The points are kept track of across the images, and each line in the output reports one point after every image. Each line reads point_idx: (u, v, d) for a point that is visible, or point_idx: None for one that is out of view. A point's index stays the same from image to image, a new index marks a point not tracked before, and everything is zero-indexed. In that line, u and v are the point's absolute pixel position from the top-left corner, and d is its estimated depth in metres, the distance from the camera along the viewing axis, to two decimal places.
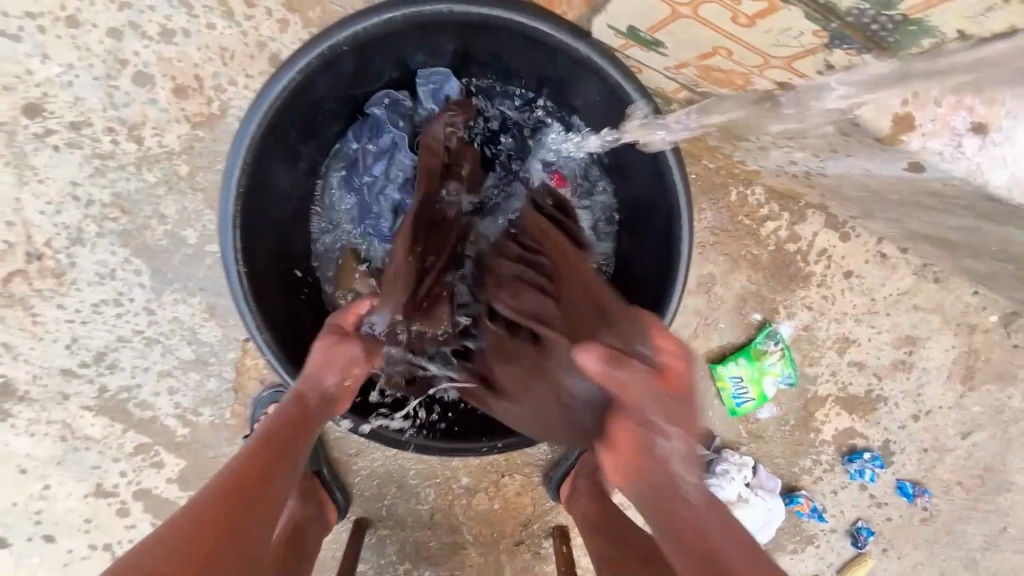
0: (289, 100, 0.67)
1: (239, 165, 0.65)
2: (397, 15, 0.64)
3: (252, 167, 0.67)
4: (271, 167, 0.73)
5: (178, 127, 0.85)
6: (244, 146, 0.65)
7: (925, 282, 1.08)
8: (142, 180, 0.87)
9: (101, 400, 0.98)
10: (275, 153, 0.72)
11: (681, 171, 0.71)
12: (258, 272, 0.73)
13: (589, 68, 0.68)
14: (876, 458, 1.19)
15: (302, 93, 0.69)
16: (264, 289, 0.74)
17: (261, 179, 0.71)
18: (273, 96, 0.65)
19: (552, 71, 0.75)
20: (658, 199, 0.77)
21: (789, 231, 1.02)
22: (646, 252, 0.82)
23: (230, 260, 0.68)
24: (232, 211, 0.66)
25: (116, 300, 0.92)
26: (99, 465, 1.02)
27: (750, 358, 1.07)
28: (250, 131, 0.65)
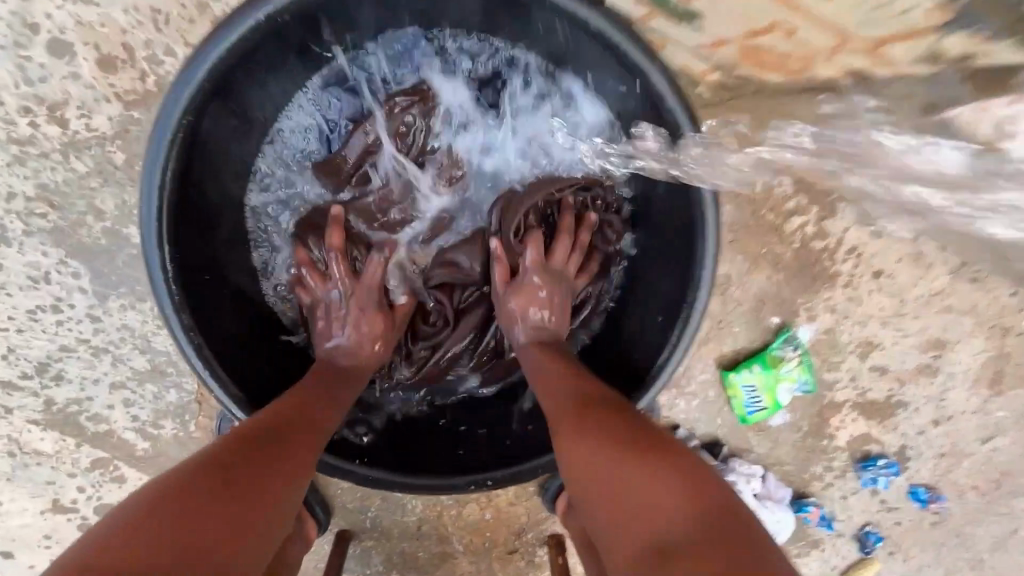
0: (223, 77, 0.61)
1: (162, 150, 0.59)
2: None
3: (180, 153, 0.61)
4: (206, 155, 0.66)
5: (108, 107, 0.71)
6: (167, 130, 0.59)
7: (961, 282, 0.97)
8: (71, 171, 0.74)
9: (49, 413, 0.89)
10: (209, 140, 0.66)
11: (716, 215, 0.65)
12: (190, 269, 0.67)
13: (597, 40, 0.62)
14: (892, 465, 1.12)
15: (240, 67, 0.63)
16: (202, 293, 0.68)
17: (194, 168, 0.65)
18: (199, 76, 0.58)
19: (545, 29, 0.68)
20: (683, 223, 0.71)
21: (816, 227, 0.90)
22: (660, 259, 0.77)
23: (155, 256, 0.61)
24: (156, 200, 0.60)
25: (54, 306, 0.81)
26: (53, 480, 0.93)
27: (766, 365, 0.97)
28: (172, 115, 0.59)
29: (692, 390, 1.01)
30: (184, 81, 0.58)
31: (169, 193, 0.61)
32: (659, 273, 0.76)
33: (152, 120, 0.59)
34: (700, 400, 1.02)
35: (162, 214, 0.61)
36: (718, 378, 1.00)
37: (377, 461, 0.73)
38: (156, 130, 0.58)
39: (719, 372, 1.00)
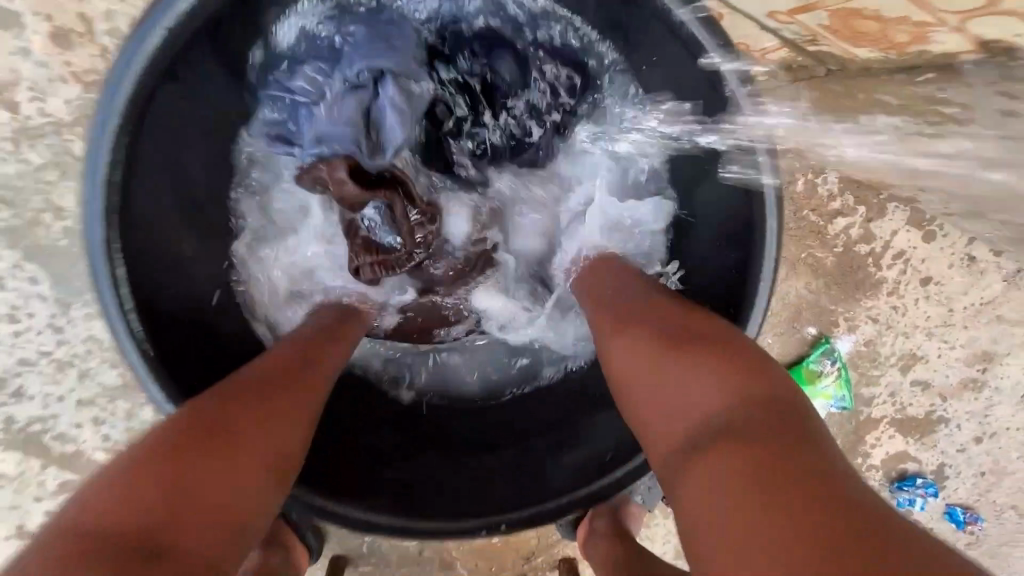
0: (190, 34, 0.54)
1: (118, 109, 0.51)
2: None
3: (129, 135, 0.53)
4: (162, 139, 0.58)
5: (65, 88, 0.62)
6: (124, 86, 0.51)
7: (1015, 289, 0.89)
8: (24, 162, 0.65)
9: (10, 432, 0.80)
10: (167, 128, 0.58)
11: (777, 197, 0.56)
12: (143, 255, 0.58)
13: None
14: (930, 485, 1.04)
15: (208, 25, 0.56)
16: (154, 300, 0.60)
17: (153, 138, 0.57)
18: (150, 40, 0.51)
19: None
20: (732, 217, 0.63)
21: (862, 230, 0.82)
22: (718, 260, 0.65)
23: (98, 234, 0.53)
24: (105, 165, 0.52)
25: (10, 314, 0.72)
26: (17, 505, 0.85)
27: (801, 380, 0.89)
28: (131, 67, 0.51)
29: None
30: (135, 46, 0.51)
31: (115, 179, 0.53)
32: (713, 277, 0.66)
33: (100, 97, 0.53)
34: None
35: (105, 204, 0.53)
36: None
37: (373, 496, 0.64)
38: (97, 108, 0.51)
39: None
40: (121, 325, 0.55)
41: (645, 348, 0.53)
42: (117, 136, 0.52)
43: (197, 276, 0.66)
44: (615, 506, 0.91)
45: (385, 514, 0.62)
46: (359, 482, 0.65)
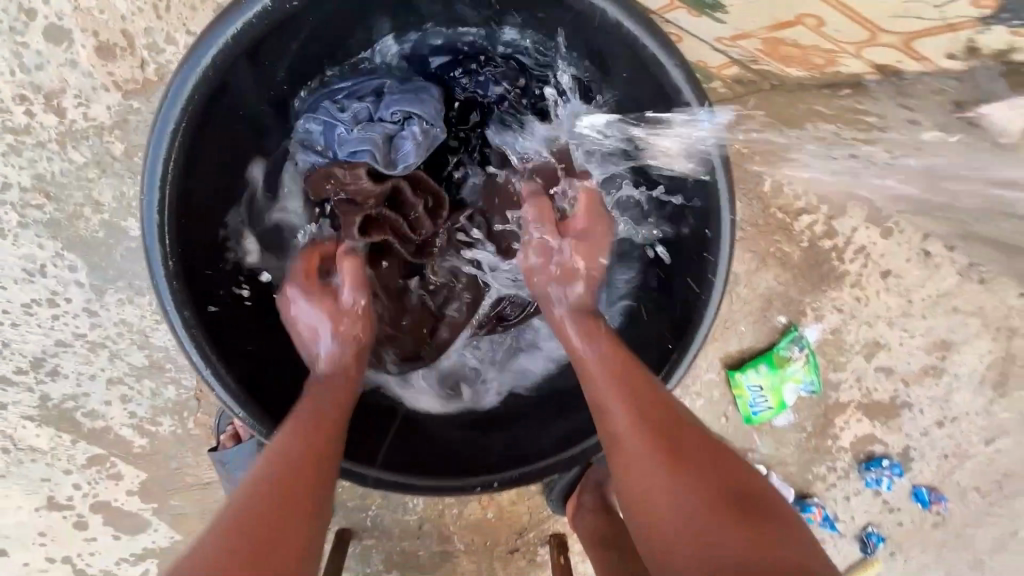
0: (239, 58, 0.60)
1: (174, 124, 0.58)
2: None
3: (185, 134, 0.59)
4: (213, 140, 0.64)
5: (107, 96, 0.70)
6: (179, 103, 0.57)
7: (968, 282, 0.97)
8: (68, 161, 0.72)
9: (45, 409, 0.87)
10: (216, 130, 0.64)
11: (728, 186, 0.65)
12: (191, 250, 0.65)
13: (609, 31, 0.63)
14: (896, 466, 1.12)
15: (255, 50, 0.61)
16: (199, 278, 0.66)
17: (202, 147, 0.63)
18: (206, 58, 0.57)
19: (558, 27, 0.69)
20: (698, 208, 0.72)
21: (825, 226, 0.90)
22: (692, 233, 0.73)
23: (154, 231, 0.60)
24: (161, 170, 0.58)
25: (50, 300, 0.80)
26: (48, 478, 0.92)
27: (772, 365, 0.97)
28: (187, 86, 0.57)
29: (699, 389, 1.00)
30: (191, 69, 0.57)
31: (175, 176, 0.60)
32: (689, 258, 0.75)
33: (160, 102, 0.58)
34: (705, 400, 1.01)
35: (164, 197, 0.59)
36: (724, 379, 0.99)
37: (380, 459, 0.72)
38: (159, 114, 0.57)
39: (724, 372, 0.99)
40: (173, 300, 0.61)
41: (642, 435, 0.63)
42: (172, 146, 0.58)
43: (233, 259, 0.73)
44: (601, 480, 0.98)
45: (391, 475, 0.70)
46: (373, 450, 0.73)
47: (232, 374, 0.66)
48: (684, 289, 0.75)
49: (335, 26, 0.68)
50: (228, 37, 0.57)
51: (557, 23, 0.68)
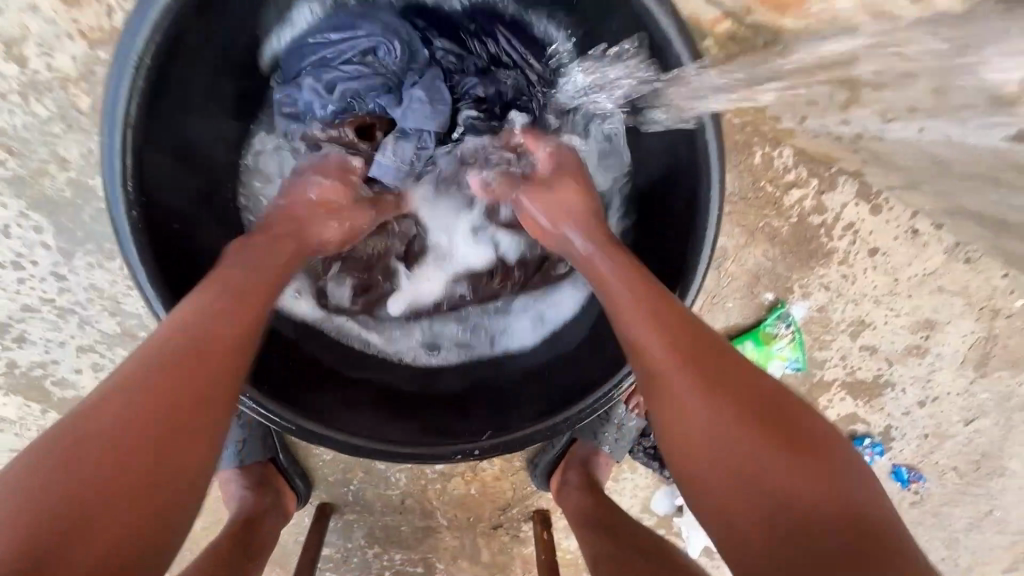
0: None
1: (136, 59, 0.55)
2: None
3: (148, 61, 0.56)
4: (178, 73, 0.62)
5: (72, 45, 0.66)
6: (141, 38, 0.55)
7: (955, 262, 0.97)
8: (31, 115, 0.69)
9: (12, 377, 0.84)
10: (183, 63, 0.62)
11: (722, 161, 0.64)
12: (153, 202, 0.63)
13: None
14: (876, 445, 1.13)
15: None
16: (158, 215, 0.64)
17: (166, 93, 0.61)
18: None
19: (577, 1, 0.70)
20: (683, 181, 0.70)
21: (815, 201, 0.88)
22: (678, 206, 0.72)
23: (115, 178, 0.58)
24: (122, 107, 0.56)
25: (15, 262, 0.76)
26: (18, 448, 0.89)
27: (758, 342, 0.97)
28: (147, 22, 0.55)
29: None
30: (145, 6, 0.55)
31: (140, 105, 0.57)
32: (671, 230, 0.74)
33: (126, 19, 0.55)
34: None
35: (128, 131, 0.57)
36: None
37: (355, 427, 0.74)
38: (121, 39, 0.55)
39: None
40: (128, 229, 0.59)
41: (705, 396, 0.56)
42: (138, 81, 0.56)
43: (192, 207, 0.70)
44: (587, 457, 0.98)
45: (365, 439, 0.72)
46: (353, 416, 0.75)
47: None
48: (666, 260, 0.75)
49: None
50: None
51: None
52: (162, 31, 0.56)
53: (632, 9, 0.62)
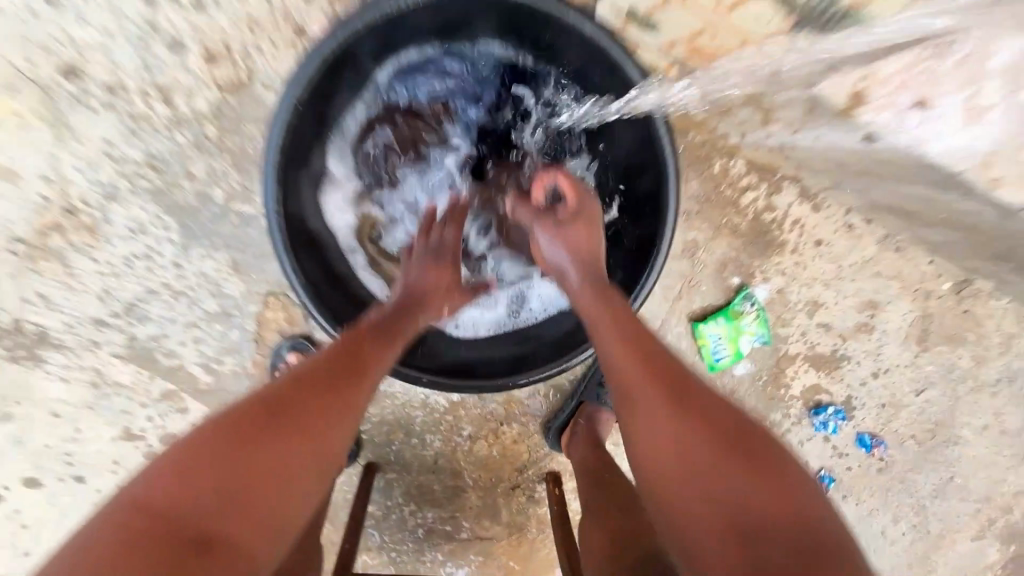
0: (339, 50, 0.72)
1: (293, 98, 0.72)
2: (402, 8, 0.70)
3: (318, 76, 0.73)
4: (322, 100, 0.78)
5: (208, 92, 0.91)
6: (296, 88, 0.71)
7: (887, 251, 1.19)
8: (173, 141, 0.93)
9: (131, 348, 1.06)
10: (325, 93, 0.78)
11: (674, 161, 0.75)
12: (291, 205, 0.80)
13: (594, 46, 0.72)
14: (839, 412, 1.32)
15: (350, 48, 0.73)
16: (253, 199, 0.98)
17: (304, 122, 0.77)
18: (324, 46, 0.70)
19: (589, 57, 0.76)
20: (644, 186, 0.84)
21: (766, 201, 1.11)
22: (642, 200, 0.86)
23: (271, 188, 0.75)
24: (279, 132, 0.73)
25: (146, 254, 0.99)
26: (128, 410, 1.09)
27: (728, 318, 1.17)
28: (306, 71, 0.71)
29: (669, 341, 1.21)
30: (313, 48, 0.70)
31: (284, 135, 0.74)
32: (637, 222, 0.88)
33: (311, 45, 0.70)
34: (676, 349, 1.21)
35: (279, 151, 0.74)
36: (690, 330, 1.20)
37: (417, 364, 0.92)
38: (289, 79, 0.70)
39: (690, 324, 1.19)
40: (279, 211, 0.76)
41: (684, 413, 0.66)
42: (294, 109, 0.73)
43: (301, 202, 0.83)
44: (593, 414, 1.17)
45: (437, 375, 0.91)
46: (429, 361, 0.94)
47: (305, 282, 0.80)
48: (636, 247, 0.87)
49: (378, 56, 0.80)
50: (345, 33, 0.70)
51: (579, 46, 0.75)
52: (314, 71, 0.71)
53: (599, 53, 0.73)
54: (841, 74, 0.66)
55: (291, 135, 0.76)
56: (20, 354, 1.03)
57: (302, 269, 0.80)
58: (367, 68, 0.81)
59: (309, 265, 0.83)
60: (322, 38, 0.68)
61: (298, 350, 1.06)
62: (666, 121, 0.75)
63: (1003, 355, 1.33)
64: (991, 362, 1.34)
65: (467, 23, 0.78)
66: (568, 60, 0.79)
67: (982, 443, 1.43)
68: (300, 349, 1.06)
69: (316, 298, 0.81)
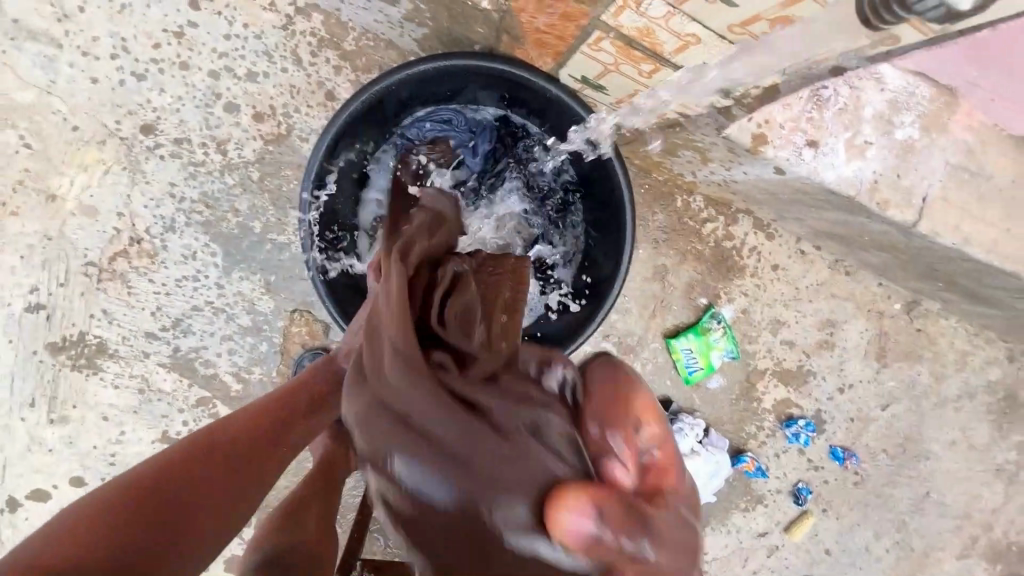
0: (362, 106, 0.91)
1: (326, 141, 0.91)
2: (411, 75, 0.89)
3: (345, 125, 0.92)
4: (348, 144, 0.97)
5: (254, 143, 1.12)
6: (328, 134, 0.90)
7: (839, 274, 1.34)
8: (223, 183, 1.14)
9: (175, 359, 1.22)
10: (350, 138, 0.96)
11: (629, 197, 0.94)
12: (319, 224, 0.97)
13: (560, 104, 0.90)
14: (809, 424, 1.42)
15: (371, 105, 0.93)
16: (285, 229, 1.17)
17: (334, 159, 0.96)
18: (351, 104, 0.89)
19: (560, 114, 0.93)
20: (608, 220, 1.01)
21: (725, 231, 1.29)
22: (606, 232, 1.02)
23: (304, 212, 0.93)
24: (314, 167, 0.91)
25: (194, 276, 1.18)
26: (167, 414, 1.24)
27: (698, 333, 1.32)
28: (337, 122, 0.90)
29: (646, 355, 1.34)
30: (342, 105, 0.89)
31: (317, 169, 0.92)
32: (603, 250, 1.03)
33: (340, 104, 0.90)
34: (653, 364, 1.35)
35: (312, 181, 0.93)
36: (664, 345, 1.34)
37: None
38: (324, 127, 0.89)
39: (664, 340, 1.33)
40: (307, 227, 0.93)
41: None
42: (325, 150, 0.91)
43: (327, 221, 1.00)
44: None
45: None
46: None
47: (325, 285, 0.97)
48: (599, 272, 1.03)
49: (392, 110, 0.98)
50: (369, 94, 0.89)
51: (552, 106, 0.92)
52: (342, 121, 0.90)
53: (567, 111, 0.91)
54: (741, 120, 0.80)
55: (322, 169, 0.94)
56: (80, 363, 1.20)
57: (324, 275, 0.97)
58: (384, 118, 0.99)
59: (330, 273, 1.00)
60: (350, 97, 0.87)
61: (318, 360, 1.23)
62: (620, 163, 0.93)
63: (960, 372, 1.45)
64: (949, 378, 1.45)
65: (465, 87, 0.97)
66: (544, 117, 0.97)
67: (953, 458, 1.51)
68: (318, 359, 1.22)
69: (333, 298, 0.97)
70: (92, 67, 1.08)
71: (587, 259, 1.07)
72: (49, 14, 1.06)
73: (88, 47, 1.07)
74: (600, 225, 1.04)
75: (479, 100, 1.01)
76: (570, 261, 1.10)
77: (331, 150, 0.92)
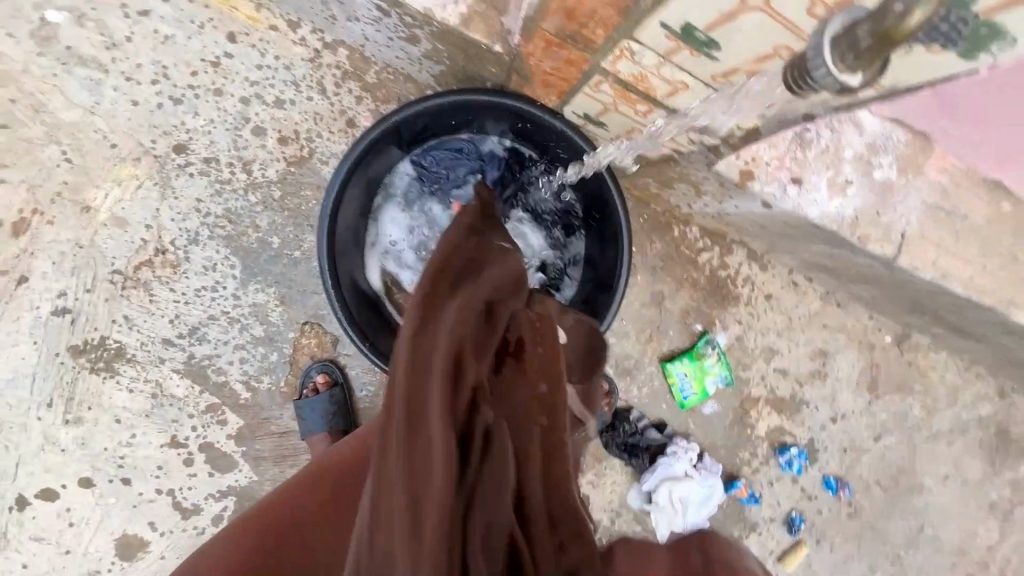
0: (382, 133, 0.98)
1: (347, 163, 0.97)
2: (427, 108, 0.97)
3: (365, 149, 0.99)
4: (366, 166, 1.03)
5: (277, 164, 1.20)
6: (349, 157, 0.97)
7: (830, 306, 1.39)
8: (246, 201, 1.21)
9: (189, 365, 1.27)
10: (369, 161, 1.03)
11: (626, 224, 1.00)
12: (336, 238, 1.03)
13: (564, 137, 0.98)
14: (802, 452, 1.45)
15: (389, 132, 1.00)
16: (301, 246, 1.24)
17: (353, 180, 1.02)
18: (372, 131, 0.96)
19: (564, 145, 1.00)
20: (606, 245, 1.07)
21: (720, 260, 1.35)
22: (605, 256, 1.08)
23: (323, 226, 0.99)
24: (335, 185, 0.98)
25: (213, 286, 1.24)
26: (178, 419, 1.29)
27: (692, 358, 1.36)
28: (358, 147, 0.97)
29: (643, 379, 1.38)
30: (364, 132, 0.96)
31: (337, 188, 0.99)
32: (601, 273, 1.09)
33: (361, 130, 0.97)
34: (649, 387, 1.39)
35: (333, 198, 0.99)
36: (660, 369, 1.38)
37: None
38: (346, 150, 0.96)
39: (660, 364, 1.38)
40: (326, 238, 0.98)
41: None
42: (345, 171, 0.98)
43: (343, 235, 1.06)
44: None
45: None
46: None
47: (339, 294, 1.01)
48: (598, 294, 1.08)
49: (410, 137, 1.06)
50: (388, 123, 0.96)
51: (557, 138, 1.00)
52: (363, 146, 0.97)
53: (570, 143, 0.98)
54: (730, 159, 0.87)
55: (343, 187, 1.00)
56: (99, 366, 1.25)
57: (337, 285, 1.01)
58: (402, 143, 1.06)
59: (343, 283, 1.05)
60: (372, 124, 0.95)
61: (325, 371, 1.28)
62: (619, 192, 0.99)
63: (951, 406, 1.47)
64: (941, 412, 1.48)
65: (476, 118, 1.04)
66: (550, 146, 1.04)
67: (947, 492, 1.52)
68: (326, 370, 1.27)
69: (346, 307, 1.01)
70: (134, 91, 1.17)
71: (586, 282, 1.13)
72: (99, 42, 1.15)
73: (131, 73, 1.17)
74: (600, 250, 1.10)
75: (489, 130, 1.09)
76: (571, 282, 1.16)
77: (352, 169, 0.99)
